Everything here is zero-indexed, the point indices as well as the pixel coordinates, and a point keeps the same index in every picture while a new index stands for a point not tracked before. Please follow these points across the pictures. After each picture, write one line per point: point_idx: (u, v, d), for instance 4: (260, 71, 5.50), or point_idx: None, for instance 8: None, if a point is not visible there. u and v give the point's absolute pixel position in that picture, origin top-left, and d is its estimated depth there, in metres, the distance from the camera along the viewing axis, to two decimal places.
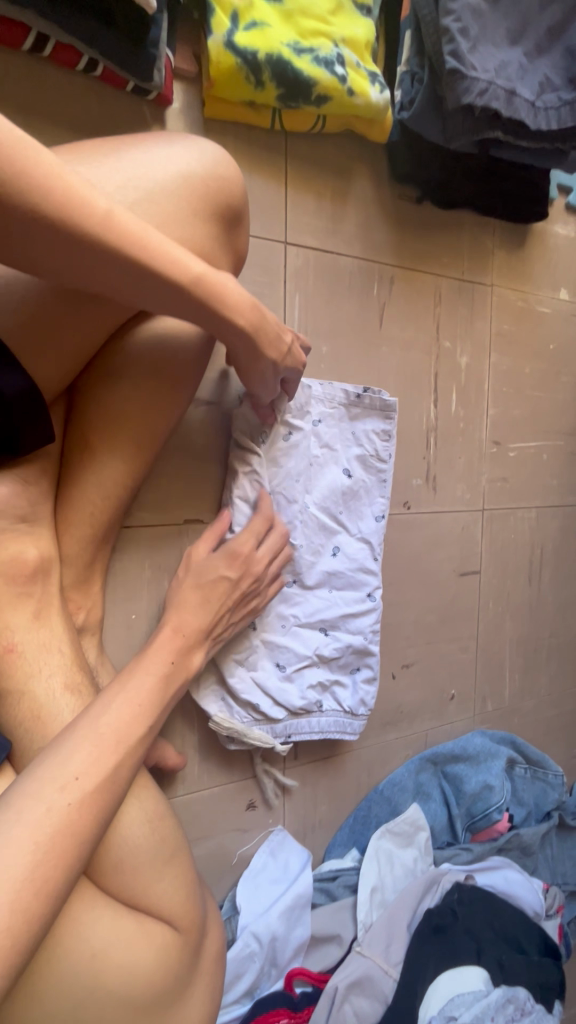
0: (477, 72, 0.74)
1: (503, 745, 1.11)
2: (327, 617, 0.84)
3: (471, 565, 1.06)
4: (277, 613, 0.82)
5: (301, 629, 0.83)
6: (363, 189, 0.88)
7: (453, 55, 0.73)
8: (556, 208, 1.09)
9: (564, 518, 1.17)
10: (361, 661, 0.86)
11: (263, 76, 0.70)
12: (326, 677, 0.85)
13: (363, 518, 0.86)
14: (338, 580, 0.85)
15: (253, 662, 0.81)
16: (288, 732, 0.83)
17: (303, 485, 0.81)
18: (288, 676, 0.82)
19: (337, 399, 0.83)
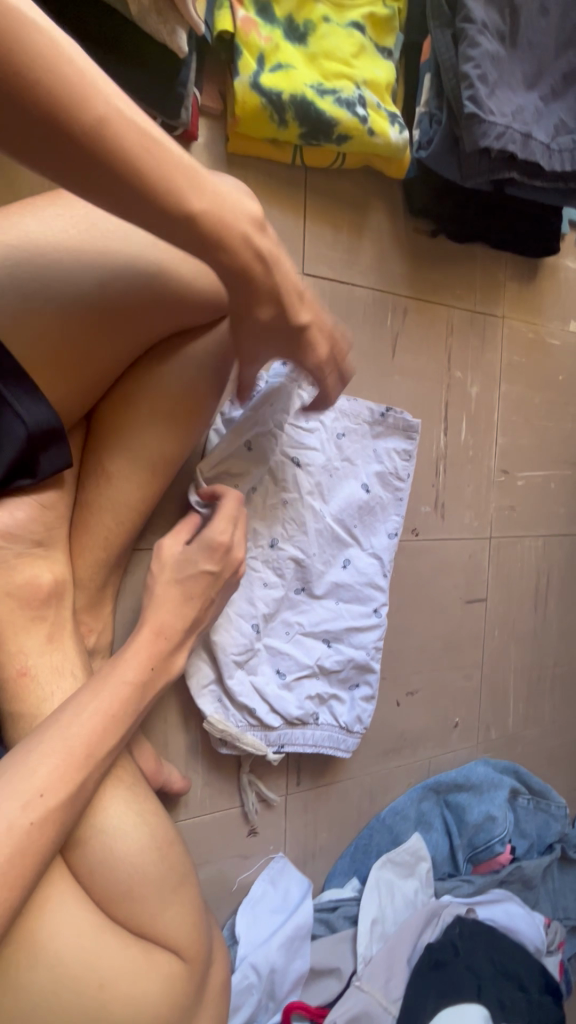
0: (494, 116, 0.77)
1: (506, 775, 1.10)
2: (333, 628, 0.84)
3: (477, 593, 1.06)
4: (282, 619, 0.82)
5: (305, 639, 0.83)
6: (379, 221, 0.90)
7: (472, 100, 0.75)
8: (567, 243, 1.10)
9: (570, 546, 1.17)
10: (361, 675, 0.86)
11: (286, 115, 0.72)
12: (324, 689, 0.84)
13: (376, 533, 0.87)
14: (345, 592, 0.85)
15: (254, 666, 0.80)
16: (282, 741, 0.83)
17: (320, 496, 0.83)
18: (287, 684, 0.82)
19: (363, 416, 0.85)
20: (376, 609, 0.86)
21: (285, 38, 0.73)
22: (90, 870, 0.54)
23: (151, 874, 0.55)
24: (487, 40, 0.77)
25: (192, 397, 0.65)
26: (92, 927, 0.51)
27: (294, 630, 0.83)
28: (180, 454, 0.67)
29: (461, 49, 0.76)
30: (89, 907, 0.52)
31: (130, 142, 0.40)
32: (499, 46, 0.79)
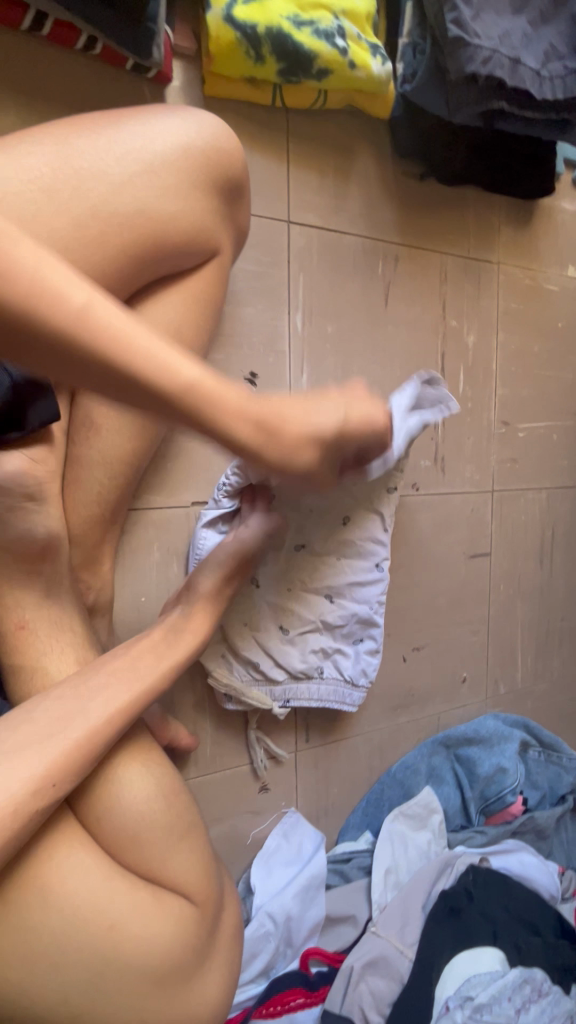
0: (480, 40, 0.73)
1: (516, 729, 1.10)
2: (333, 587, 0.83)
3: (481, 548, 1.05)
4: (284, 577, 0.81)
5: (307, 599, 0.82)
6: (365, 166, 0.87)
7: (456, 22, 0.72)
8: (563, 184, 1.07)
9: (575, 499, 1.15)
10: (362, 632, 0.86)
11: (263, 50, 0.70)
12: (328, 645, 0.84)
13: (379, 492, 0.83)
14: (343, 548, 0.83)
15: (257, 622, 0.81)
16: (287, 695, 0.84)
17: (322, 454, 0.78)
18: (291, 640, 0.82)
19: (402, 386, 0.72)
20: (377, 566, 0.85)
21: None
22: (96, 819, 0.54)
23: (156, 821, 0.56)
24: None
25: (177, 349, 0.64)
26: (101, 873, 0.52)
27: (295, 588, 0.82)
28: (168, 408, 0.66)
29: None
30: (96, 854, 0.53)
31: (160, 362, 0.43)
32: None
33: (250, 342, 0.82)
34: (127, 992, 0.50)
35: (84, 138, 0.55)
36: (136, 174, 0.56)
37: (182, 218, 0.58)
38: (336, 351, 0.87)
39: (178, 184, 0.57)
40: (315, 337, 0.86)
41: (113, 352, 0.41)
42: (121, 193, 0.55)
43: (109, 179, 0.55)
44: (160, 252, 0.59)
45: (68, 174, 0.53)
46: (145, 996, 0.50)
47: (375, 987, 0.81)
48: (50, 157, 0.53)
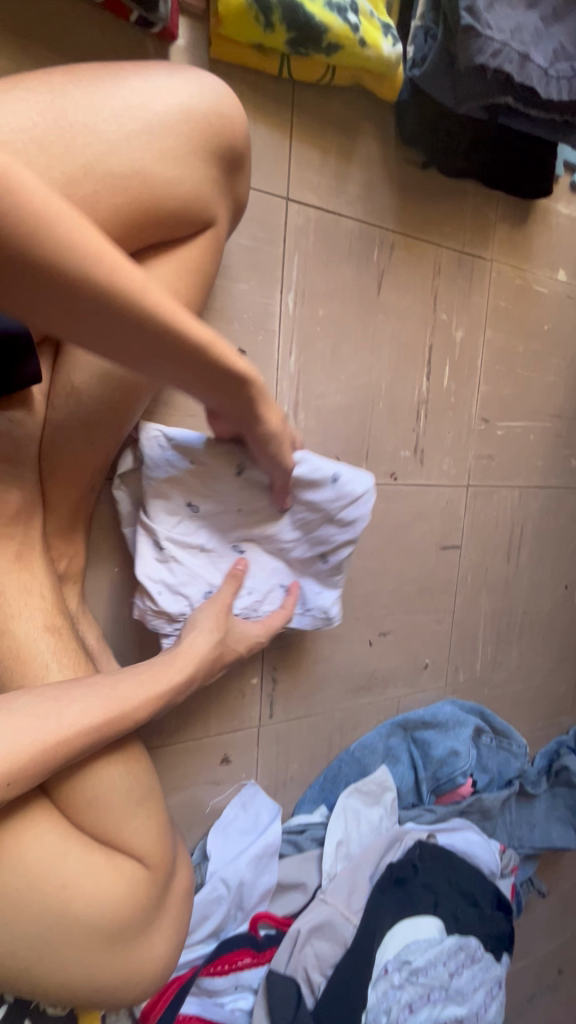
0: (492, 31, 0.70)
1: (472, 715, 1.14)
2: (283, 558, 0.78)
3: (452, 540, 1.08)
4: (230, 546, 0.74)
5: (259, 578, 0.77)
6: (368, 148, 0.86)
7: (469, 10, 0.69)
8: (561, 186, 1.07)
9: (545, 498, 1.19)
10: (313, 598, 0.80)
11: (273, 18, 0.68)
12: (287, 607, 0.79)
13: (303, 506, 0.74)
14: (301, 528, 0.75)
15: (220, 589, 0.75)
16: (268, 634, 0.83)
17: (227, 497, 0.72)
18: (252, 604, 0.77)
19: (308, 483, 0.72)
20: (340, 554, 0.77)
21: None
22: (61, 777, 0.56)
23: (120, 788, 0.59)
24: None
25: None
26: (58, 833, 0.53)
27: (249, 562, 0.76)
28: None
29: None
30: (51, 813, 0.54)
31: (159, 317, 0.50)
32: None
33: (240, 318, 0.81)
34: (75, 952, 0.51)
35: (83, 92, 0.53)
36: (131, 135, 0.54)
37: (181, 186, 0.57)
38: (326, 334, 0.87)
39: (175, 149, 0.56)
40: (306, 319, 0.86)
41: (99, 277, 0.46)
42: (114, 155, 0.54)
43: (103, 138, 0.53)
44: (157, 215, 0.57)
45: (62, 130, 0.52)
46: (96, 951, 0.52)
47: (319, 950, 0.85)
48: (43, 108, 0.51)
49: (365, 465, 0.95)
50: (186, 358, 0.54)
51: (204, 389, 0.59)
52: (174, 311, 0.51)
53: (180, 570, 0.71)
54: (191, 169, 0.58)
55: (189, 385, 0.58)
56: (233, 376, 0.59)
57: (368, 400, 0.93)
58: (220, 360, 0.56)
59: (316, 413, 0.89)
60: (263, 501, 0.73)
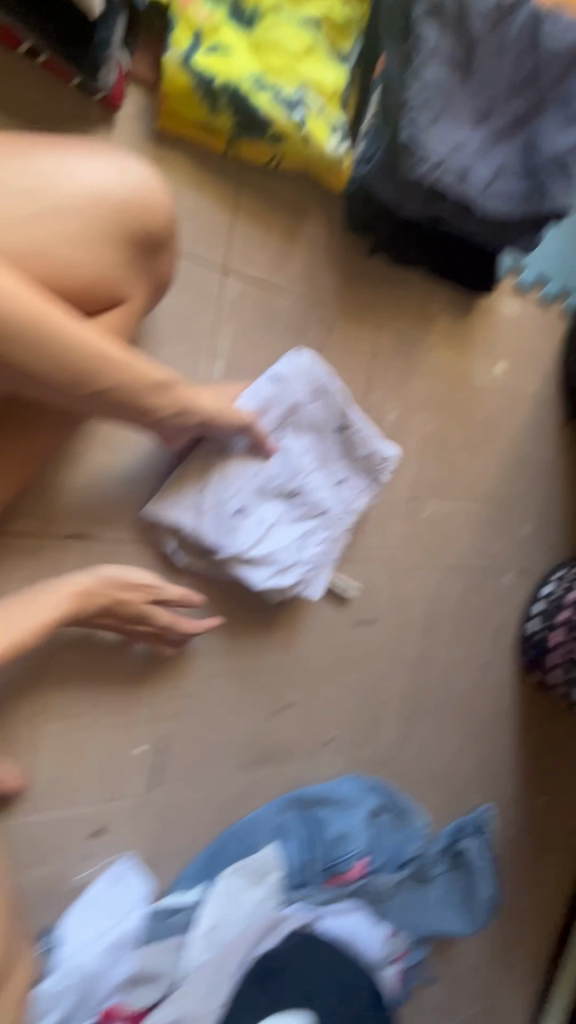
0: (430, 149, 0.74)
1: (372, 793, 1.13)
2: (325, 493, 0.91)
3: (367, 614, 1.08)
4: (258, 519, 0.85)
5: (321, 526, 0.91)
6: (314, 231, 0.87)
7: (410, 129, 0.73)
8: (505, 285, 1.12)
9: (467, 578, 1.21)
10: (337, 498, 0.93)
11: (218, 103, 0.69)
12: (335, 535, 0.93)
13: (294, 456, 0.88)
14: (316, 444, 0.90)
15: (271, 556, 0.86)
16: (312, 578, 0.92)
17: (245, 480, 0.84)
18: (305, 550, 0.89)
19: (292, 415, 0.86)
20: (355, 430, 0.92)
21: (230, 20, 0.69)
22: None
23: None
24: (433, 69, 0.73)
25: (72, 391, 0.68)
26: None
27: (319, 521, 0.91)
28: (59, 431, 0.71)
29: (406, 72, 0.71)
30: None
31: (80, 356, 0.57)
32: (448, 77, 0.75)
33: None
34: None
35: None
36: (33, 219, 0.56)
37: (91, 269, 0.60)
38: None
39: (85, 234, 0.58)
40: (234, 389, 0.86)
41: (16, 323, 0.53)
42: (14, 234, 0.55)
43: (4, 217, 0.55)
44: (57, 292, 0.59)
45: None
46: None
47: None
48: None
49: None
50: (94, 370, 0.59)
51: (118, 407, 0.63)
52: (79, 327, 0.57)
53: (271, 567, 0.86)
54: (104, 254, 0.60)
55: (103, 399, 0.61)
56: (148, 378, 0.63)
57: None
58: (130, 368, 0.61)
59: None
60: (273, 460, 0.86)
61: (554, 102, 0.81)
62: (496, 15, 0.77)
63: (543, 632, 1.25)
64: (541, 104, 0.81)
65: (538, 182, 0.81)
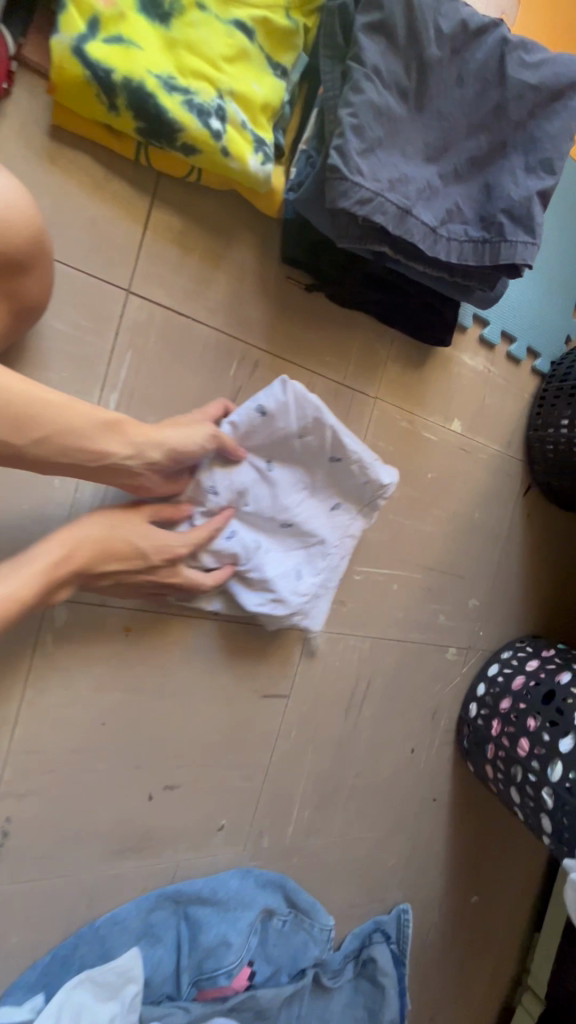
0: (364, 177, 0.64)
1: (266, 892, 0.98)
2: (320, 525, 0.82)
3: (278, 688, 0.95)
4: (252, 541, 0.79)
5: (316, 557, 0.83)
6: (242, 257, 0.77)
7: (339, 151, 0.62)
8: (468, 337, 1.02)
9: (401, 652, 1.08)
10: (336, 533, 0.84)
11: (118, 101, 0.59)
12: (328, 575, 0.84)
13: (300, 480, 0.81)
14: (304, 476, 0.81)
15: (263, 585, 0.79)
16: (307, 612, 0.83)
17: (236, 487, 0.76)
18: (300, 586, 0.81)
19: (296, 429, 0.77)
20: (352, 465, 0.80)
21: (139, 10, 0.60)
22: None
23: None
24: (374, 89, 0.64)
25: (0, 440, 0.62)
26: None
27: (312, 552, 0.83)
28: None
29: (343, 90, 0.63)
30: None
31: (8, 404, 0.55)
32: (395, 102, 0.66)
33: None
34: None
35: None
36: None
37: None
38: None
39: None
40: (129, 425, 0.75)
41: None
42: None
43: None
44: None
45: None
46: None
47: None
48: None
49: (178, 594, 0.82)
50: (22, 415, 0.56)
51: (46, 461, 0.59)
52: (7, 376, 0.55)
53: (268, 597, 0.80)
54: None
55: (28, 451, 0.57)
56: (98, 421, 0.61)
57: None
58: (77, 413, 0.59)
59: None
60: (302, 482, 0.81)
61: (518, 145, 0.72)
62: (460, 38, 0.68)
63: (483, 722, 1.12)
64: (503, 146, 0.72)
65: (494, 230, 0.71)
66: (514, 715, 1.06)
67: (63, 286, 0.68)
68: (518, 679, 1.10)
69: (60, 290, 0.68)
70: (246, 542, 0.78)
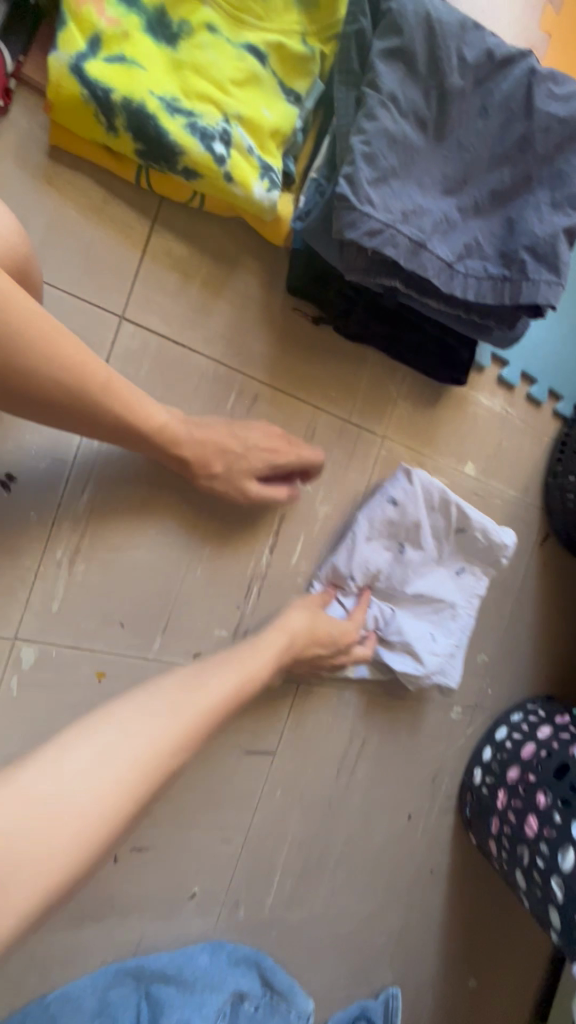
0: (375, 208, 0.59)
1: (234, 973, 0.86)
2: (449, 590, 0.91)
3: (263, 744, 0.88)
4: (382, 610, 0.88)
5: (448, 621, 0.91)
6: (246, 286, 0.74)
7: (348, 180, 0.58)
8: (486, 378, 0.96)
9: (401, 709, 1.00)
10: (460, 602, 0.92)
11: (116, 121, 0.57)
12: (457, 630, 0.91)
13: (425, 553, 0.88)
14: (434, 550, 0.89)
15: (397, 646, 0.88)
16: (445, 669, 0.90)
17: (409, 572, 0.88)
18: (435, 645, 0.89)
19: (429, 511, 0.87)
20: (476, 533, 0.89)
21: (145, 30, 0.58)
22: None
23: None
24: (390, 118, 0.60)
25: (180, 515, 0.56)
26: None
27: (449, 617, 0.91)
28: None
29: (356, 117, 0.60)
30: None
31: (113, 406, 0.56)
32: (412, 132, 0.62)
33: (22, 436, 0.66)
34: None
35: None
36: None
37: None
38: (141, 478, 0.72)
39: None
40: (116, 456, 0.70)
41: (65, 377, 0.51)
42: None
43: None
44: None
45: None
46: None
47: None
48: None
49: (157, 638, 0.76)
50: (80, 383, 0.52)
51: (93, 421, 0.56)
52: (102, 368, 0.55)
53: (409, 660, 0.88)
54: None
55: (88, 413, 0.54)
56: (155, 424, 0.61)
57: (182, 562, 0.76)
58: (144, 412, 0.60)
59: (102, 567, 0.72)
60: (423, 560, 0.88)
61: (545, 178, 0.67)
62: (484, 68, 0.64)
63: (488, 792, 1.02)
64: (528, 179, 0.67)
65: (515, 268, 0.66)
66: (522, 788, 0.97)
67: (51, 309, 0.64)
68: (527, 748, 1.00)
69: (48, 312, 0.64)
70: (379, 614, 0.87)
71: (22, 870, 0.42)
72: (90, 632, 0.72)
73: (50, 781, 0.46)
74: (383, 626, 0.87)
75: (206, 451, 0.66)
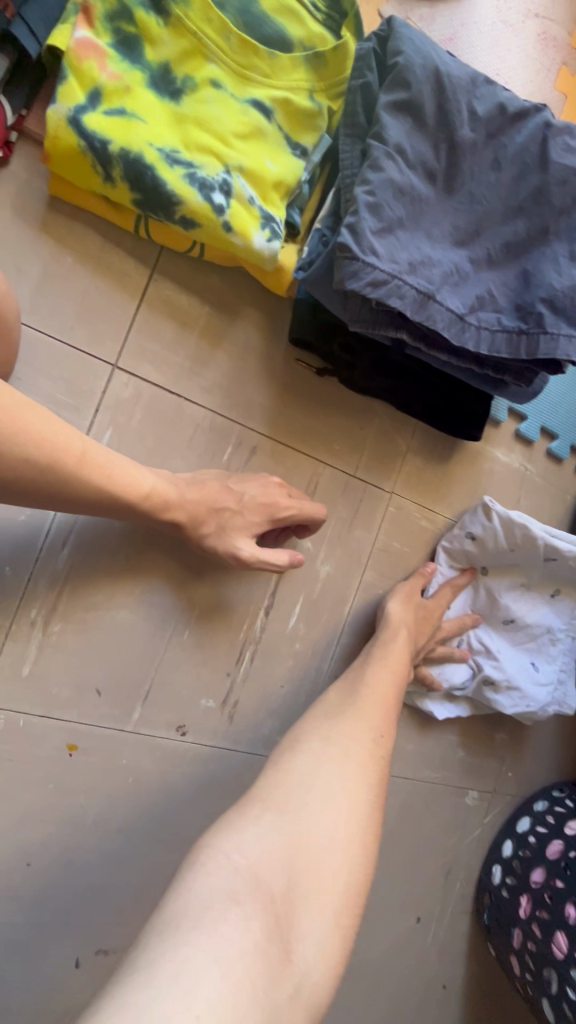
0: (379, 258, 0.56)
1: None
2: (543, 620, 0.87)
3: None
4: (479, 639, 0.87)
5: (549, 647, 0.88)
6: (247, 337, 0.71)
7: (351, 229, 0.55)
8: (502, 434, 0.91)
9: (410, 793, 0.90)
10: (553, 633, 0.88)
11: (113, 171, 0.56)
12: (559, 655, 0.89)
13: (507, 585, 0.87)
14: (520, 578, 0.87)
15: (498, 687, 0.85)
16: (559, 694, 0.89)
17: (499, 598, 0.87)
18: (538, 674, 0.87)
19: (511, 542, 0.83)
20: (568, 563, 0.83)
21: (148, 86, 0.57)
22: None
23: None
24: (397, 169, 0.58)
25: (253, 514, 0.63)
26: None
27: (549, 646, 0.88)
28: None
29: (361, 168, 0.57)
30: None
31: (92, 480, 0.52)
32: (421, 183, 0.60)
33: None
34: None
35: None
36: None
37: None
38: (126, 532, 0.68)
39: None
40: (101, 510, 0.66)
41: (40, 460, 0.47)
42: None
43: None
44: None
45: None
46: None
47: None
48: None
49: (139, 707, 0.69)
50: (51, 458, 0.48)
51: (72, 498, 0.52)
52: (78, 439, 0.51)
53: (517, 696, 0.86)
54: None
55: (64, 489, 0.50)
56: (138, 490, 0.56)
57: (167, 625, 0.70)
58: (127, 478, 0.55)
59: (78, 627, 0.66)
60: (514, 583, 0.87)
61: (562, 231, 0.63)
62: (496, 122, 0.62)
63: (509, 896, 0.90)
64: (544, 231, 0.63)
65: (531, 321, 0.61)
66: (548, 896, 0.85)
67: (40, 356, 0.62)
68: (554, 846, 0.88)
69: (36, 359, 0.62)
70: (478, 643, 0.87)
71: (310, 893, 0.44)
72: (63, 700, 0.66)
73: (306, 812, 0.48)
74: (480, 664, 0.86)
75: (197, 510, 0.61)
